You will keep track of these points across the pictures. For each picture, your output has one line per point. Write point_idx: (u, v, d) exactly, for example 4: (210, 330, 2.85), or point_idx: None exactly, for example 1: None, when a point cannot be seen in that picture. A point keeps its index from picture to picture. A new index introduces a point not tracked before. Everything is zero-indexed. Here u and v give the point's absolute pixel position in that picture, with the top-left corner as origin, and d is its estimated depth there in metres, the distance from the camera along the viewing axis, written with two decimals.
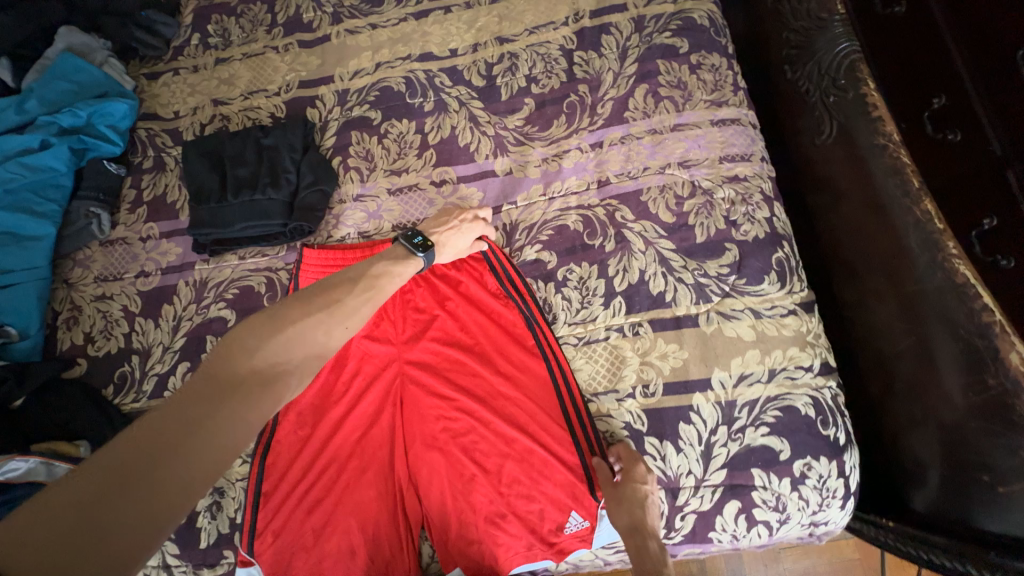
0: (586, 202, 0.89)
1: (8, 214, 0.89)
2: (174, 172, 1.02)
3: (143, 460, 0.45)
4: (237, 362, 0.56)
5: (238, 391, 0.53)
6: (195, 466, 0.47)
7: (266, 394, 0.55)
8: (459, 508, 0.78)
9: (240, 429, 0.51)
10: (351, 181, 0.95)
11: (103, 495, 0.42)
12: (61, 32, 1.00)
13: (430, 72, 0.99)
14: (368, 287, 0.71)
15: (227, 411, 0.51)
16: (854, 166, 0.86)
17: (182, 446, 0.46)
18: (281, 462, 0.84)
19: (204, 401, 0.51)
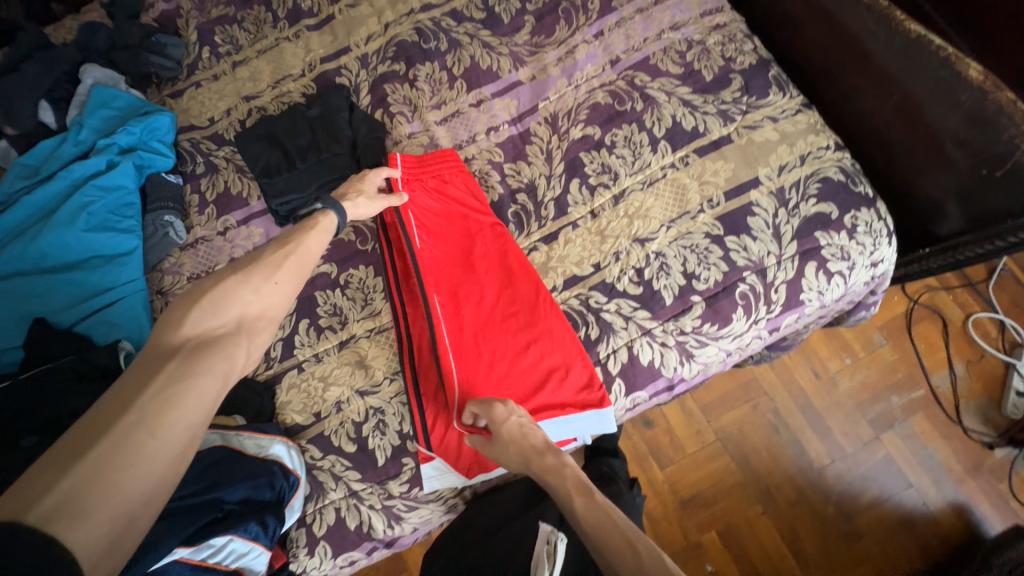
0: (607, 80, 1.04)
1: (99, 234, 0.96)
2: (228, 169, 1.07)
3: (103, 421, 0.48)
4: (170, 332, 0.58)
5: (181, 353, 0.56)
6: (158, 418, 0.49)
7: (212, 351, 0.58)
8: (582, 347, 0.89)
9: (194, 379, 0.54)
10: (400, 124, 1.06)
11: (71, 456, 0.45)
12: (84, 70, 1.07)
13: (436, 19, 1.12)
14: (280, 245, 0.73)
15: (170, 368, 0.53)
16: None
17: (132, 407, 0.49)
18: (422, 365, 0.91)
19: (149, 367, 0.54)
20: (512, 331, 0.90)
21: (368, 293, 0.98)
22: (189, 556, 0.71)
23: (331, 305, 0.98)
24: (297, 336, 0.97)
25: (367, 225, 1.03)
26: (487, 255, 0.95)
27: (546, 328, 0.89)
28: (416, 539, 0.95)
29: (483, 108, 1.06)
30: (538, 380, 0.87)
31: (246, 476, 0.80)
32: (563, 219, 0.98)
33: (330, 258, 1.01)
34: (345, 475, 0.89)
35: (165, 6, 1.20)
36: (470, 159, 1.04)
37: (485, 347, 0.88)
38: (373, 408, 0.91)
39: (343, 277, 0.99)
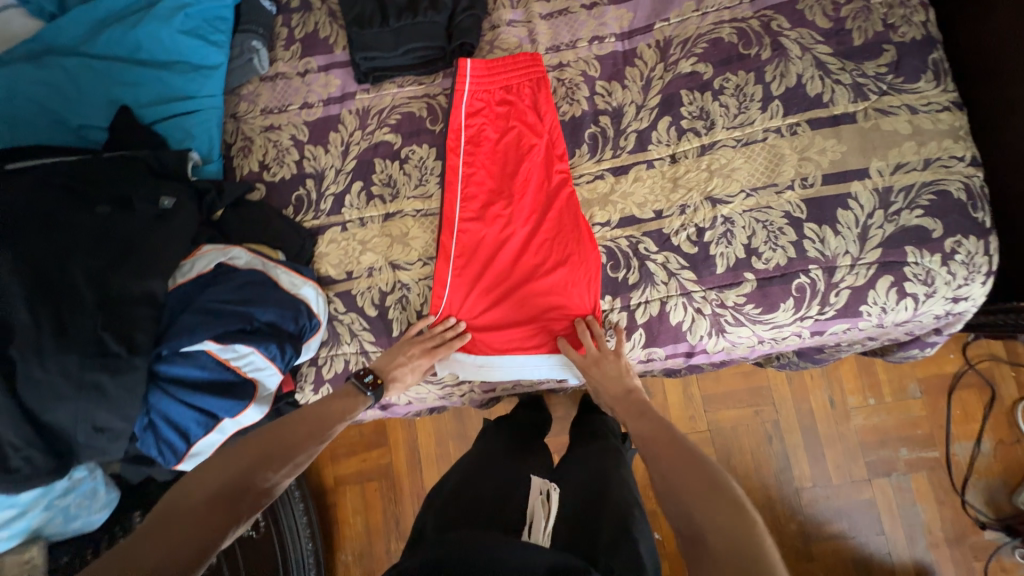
0: (740, 16, 0.92)
1: (191, 40, 0.97)
2: (322, 11, 1.04)
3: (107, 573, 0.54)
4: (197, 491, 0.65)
5: (249, 458, 0.69)
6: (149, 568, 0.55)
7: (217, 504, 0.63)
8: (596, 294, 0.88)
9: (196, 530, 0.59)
10: (503, 7, 0.98)
11: None
12: None
13: None
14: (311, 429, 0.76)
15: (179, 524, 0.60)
16: None
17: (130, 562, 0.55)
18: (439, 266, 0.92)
19: (165, 523, 0.60)
20: (538, 253, 0.90)
21: (425, 174, 0.97)
22: (215, 351, 0.77)
23: (387, 175, 0.98)
24: (348, 195, 0.99)
25: (440, 105, 0.98)
26: (531, 175, 0.93)
27: (565, 264, 0.89)
28: (408, 410, 1.02)
29: (595, 13, 0.96)
30: (551, 305, 0.89)
31: (277, 303, 0.83)
32: (640, 155, 0.92)
33: (397, 129, 0.99)
34: (360, 334, 0.94)
35: None
36: (564, 66, 0.96)
37: (509, 263, 0.91)
38: (401, 283, 0.94)
39: (405, 151, 0.98)
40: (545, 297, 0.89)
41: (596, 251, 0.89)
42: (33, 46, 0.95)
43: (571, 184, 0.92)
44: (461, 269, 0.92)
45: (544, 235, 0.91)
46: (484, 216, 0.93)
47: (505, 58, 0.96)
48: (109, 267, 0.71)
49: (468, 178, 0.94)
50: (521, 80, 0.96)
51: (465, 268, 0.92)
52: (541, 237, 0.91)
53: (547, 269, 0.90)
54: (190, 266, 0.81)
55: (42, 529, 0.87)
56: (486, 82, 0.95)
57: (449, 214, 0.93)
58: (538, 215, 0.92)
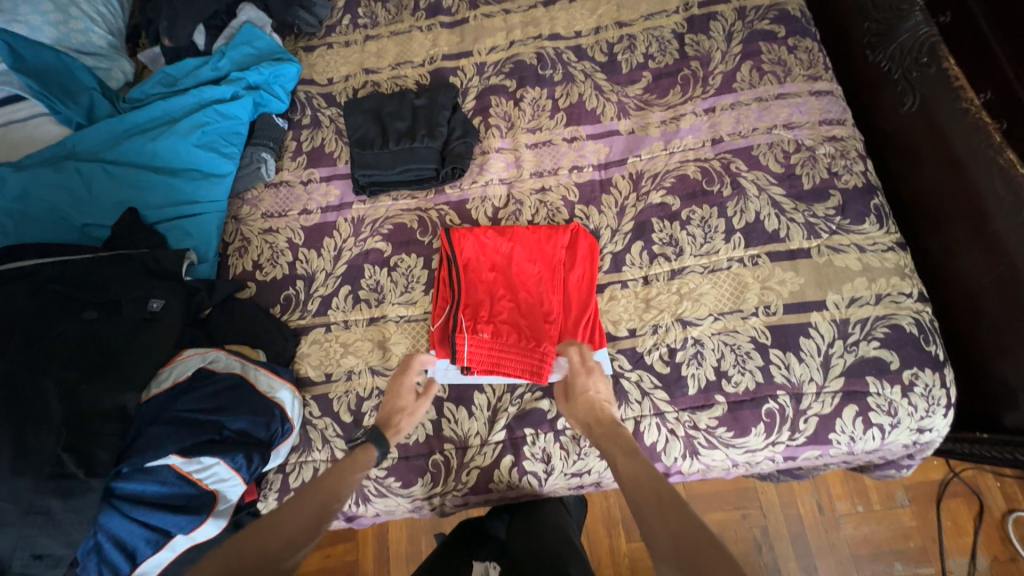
0: (703, 157, 1.03)
1: (205, 153, 1.05)
2: (329, 128, 1.15)
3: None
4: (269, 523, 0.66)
5: (253, 554, 0.61)
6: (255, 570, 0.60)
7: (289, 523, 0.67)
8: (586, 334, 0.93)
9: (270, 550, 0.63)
10: (492, 136, 1.10)
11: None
12: (241, 7, 1.18)
13: (559, 49, 1.16)
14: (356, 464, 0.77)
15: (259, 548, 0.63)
16: (927, 129, 0.97)
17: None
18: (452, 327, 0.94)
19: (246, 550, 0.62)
20: (544, 272, 0.97)
21: (411, 281, 1.01)
22: (179, 465, 0.75)
23: (376, 283, 1.02)
24: (335, 297, 1.02)
25: (432, 218, 1.06)
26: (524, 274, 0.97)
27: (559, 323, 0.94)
28: (374, 523, 0.97)
29: (575, 146, 1.08)
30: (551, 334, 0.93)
31: (250, 410, 0.82)
32: (615, 276, 0.97)
33: (388, 237, 1.05)
34: (332, 441, 0.93)
35: None
36: (547, 190, 1.05)
37: (526, 307, 0.96)
38: (378, 390, 0.95)
39: (393, 259, 1.03)
40: (580, 326, 0.93)
41: (588, 236, 0.98)
42: (55, 152, 1.02)
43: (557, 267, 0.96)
44: (498, 360, 0.92)
45: (544, 242, 0.97)
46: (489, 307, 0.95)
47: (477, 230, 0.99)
48: (83, 378, 0.72)
49: (472, 267, 0.97)
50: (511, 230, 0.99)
51: (502, 364, 0.92)
52: (538, 266, 0.97)
53: (565, 287, 0.96)
54: (169, 374, 0.80)
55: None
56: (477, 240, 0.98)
57: (442, 295, 0.98)
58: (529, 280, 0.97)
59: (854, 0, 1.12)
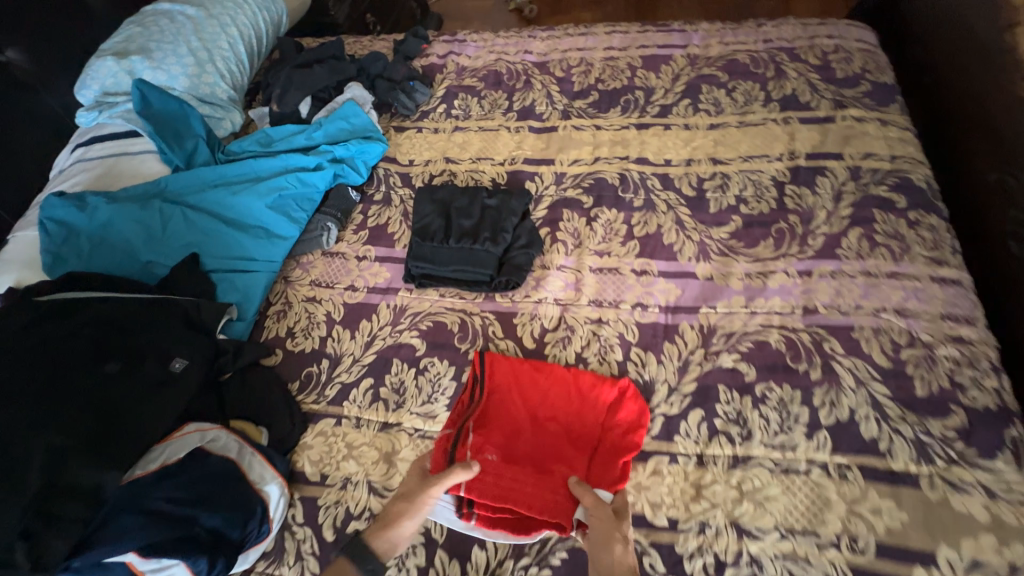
0: (790, 325, 0.90)
1: (275, 214, 1.08)
2: (397, 208, 1.15)
3: None
4: None
5: None
6: None
7: None
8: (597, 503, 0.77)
9: None
10: (556, 251, 1.04)
11: None
12: (349, 86, 1.26)
13: (644, 174, 1.11)
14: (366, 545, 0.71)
15: None
16: None
17: None
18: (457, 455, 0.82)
19: None
20: (576, 422, 0.85)
21: (436, 390, 0.93)
22: (134, 563, 0.67)
23: (400, 382, 0.95)
24: (355, 388, 0.95)
25: (474, 324, 0.99)
26: (553, 417, 0.86)
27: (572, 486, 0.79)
28: None
29: (643, 280, 0.99)
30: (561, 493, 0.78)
31: (230, 505, 0.74)
32: (664, 444, 0.83)
33: (425, 335, 0.99)
34: (305, 559, 0.81)
35: (436, 61, 1.41)
36: (603, 322, 0.96)
37: (546, 457, 0.82)
38: (370, 510, 0.84)
39: (425, 360, 0.96)
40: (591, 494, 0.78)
41: (637, 401, 0.85)
42: (149, 188, 1.09)
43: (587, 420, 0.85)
44: (503, 492, 0.77)
45: (585, 389, 0.87)
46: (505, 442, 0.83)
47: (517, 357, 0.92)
48: (73, 449, 0.68)
49: (501, 392, 0.88)
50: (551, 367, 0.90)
51: (506, 499, 0.77)
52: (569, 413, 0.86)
53: (594, 448, 0.83)
54: (158, 453, 0.75)
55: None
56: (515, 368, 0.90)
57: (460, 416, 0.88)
58: (555, 424, 0.85)
59: (996, 181, 0.98)
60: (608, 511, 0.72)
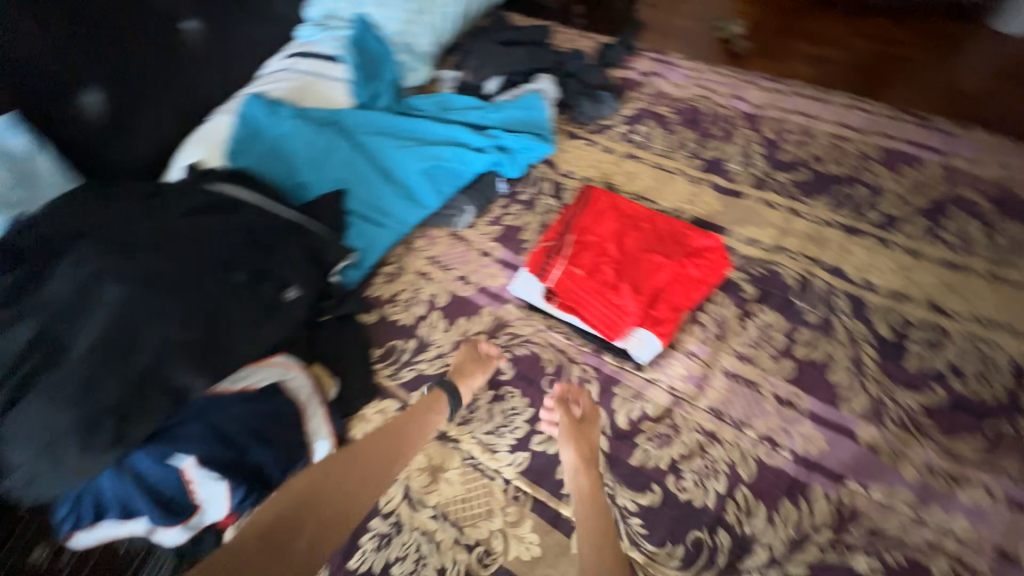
0: (968, 562, 0.68)
1: (425, 182, 1.06)
2: (538, 218, 1.09)
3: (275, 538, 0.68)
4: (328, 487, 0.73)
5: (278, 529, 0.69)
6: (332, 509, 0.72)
7: (356, 466, 0.76)
8: (645, 316, 0.87)
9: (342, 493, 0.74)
10: (691, 334, 0.90)
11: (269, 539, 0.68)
12: (540, 77, 1.20)
13: (833, 287, 0.91)
14: (393, 451, 0.78)
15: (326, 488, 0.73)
16: None
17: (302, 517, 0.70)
18: (558, 255, 0.94)
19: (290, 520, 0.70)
20: (646, 265, 0.93)
21: (506, 425, 0.85)
22: (187, 470, 0.69)
23: (472, 399, 0.88)
24: (429, 382, 0.91)
25: (571, 373, 0.89)
26: (627, 254, 0.94)
27: (644, 292, 0.89)
28: None
29: (786, 412, 0.81)
30: (640, 293, 0.89)
31: (281, 448, 0.75)
32: None
33: (515, 360, 0.91)
34: None
35: (634, 76, 1.29)
36: (716, 439, 0.80)
37: (632, 254, 0.94)
38: (397, 517, 0.80)
39: (506, 388, 0.89)
40: (644, 319, 0.87)
41: (715, 263, 0.94)
42: (327, 114, 1.13)
43: (625, 318, 0.87)
44: (590, 268, 0.92)
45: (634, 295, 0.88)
46: (610, 238, 0.96)
47: (598, 202, 1.03)
48: (183, 345, 0.69)
49: (600, 221, 0.99)
50: (597, 270, 0.91)
51: (601, 250, 0.94)
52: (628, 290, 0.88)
53: (662, 291, 0.90)
54: (246, 374, 0.77)
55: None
56: (593, 222, 0.99)
57: (561, 228, 1.00)
58: (630, 264, 0.93)
59: None
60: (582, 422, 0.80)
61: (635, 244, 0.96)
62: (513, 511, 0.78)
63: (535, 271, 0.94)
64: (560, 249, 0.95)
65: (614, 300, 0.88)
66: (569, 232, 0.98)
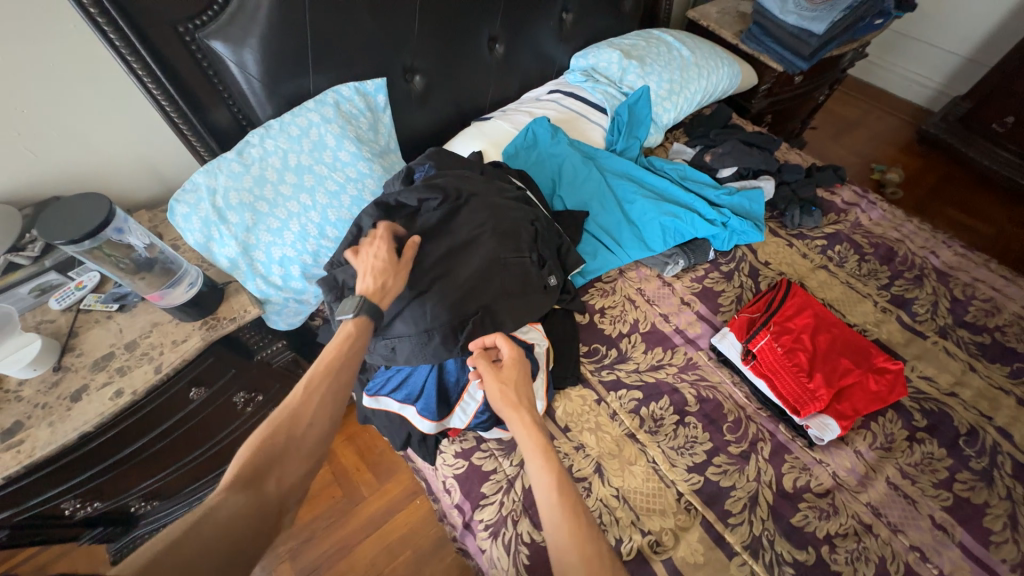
0: None
1: (656, 228, 1.26)
2: (735, 290, 1.27)
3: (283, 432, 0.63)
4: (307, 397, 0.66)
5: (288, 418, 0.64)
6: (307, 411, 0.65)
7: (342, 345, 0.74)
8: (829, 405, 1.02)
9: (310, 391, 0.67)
10: (861, 436, 1.03)
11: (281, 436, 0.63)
12: (764, 179, 1.42)
13: (1001, 446, 1.02)
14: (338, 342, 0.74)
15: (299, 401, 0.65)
16: None
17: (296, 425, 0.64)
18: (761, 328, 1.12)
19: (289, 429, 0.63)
20: (836, 365, 1.08)
21: (687, 448, 1.01)
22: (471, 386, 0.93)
23: (660, 415, 1.05)
24: (628, 388, 1.08)
25: (749, 429, 1.04)
26: (820, 350, 1.10)
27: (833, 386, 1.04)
28: (472, 553, 0.98)
29: (941, 536, 0.92)
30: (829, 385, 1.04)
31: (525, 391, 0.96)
32: None
33: (700, 398, 1.08)
34: (524, 471, 0.97)
35: (839, 202, 1.48)
36: (871, 533, 0.92)
37: (824, 352, 1.10)
38: (585, 484, 0.96)
39: (690, 417, 1.05)
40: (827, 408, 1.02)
41: (898, 386, 1.06)
42: (590, 151, 1.40)
43: (813, 400, 1.01)
44: (788, 349, 1.09)
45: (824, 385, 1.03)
46: (807, 330, 1.13)
47: (799, 297, 1.20)
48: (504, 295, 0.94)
49: (801, 314, 1.16)
50: (794, 353, 1.08)
51: (798, 338, 1.11)
52: (820, 380, 1.04)
53: (846, 392, 1.05)
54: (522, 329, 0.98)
55: (269, 280, 1.15)
56: (794, 312, 1.17)
57: (762, 309, 1.19)
58: (822, 358, 1.09)
59: None
60: (507, 384, 0.79)
61: (828, 344, 1.12)
62: (684, 518, 0.93)
63: (738, 335, 1.13)
64: (765, 324, 1.13)
65: (805, 384, 1.04)
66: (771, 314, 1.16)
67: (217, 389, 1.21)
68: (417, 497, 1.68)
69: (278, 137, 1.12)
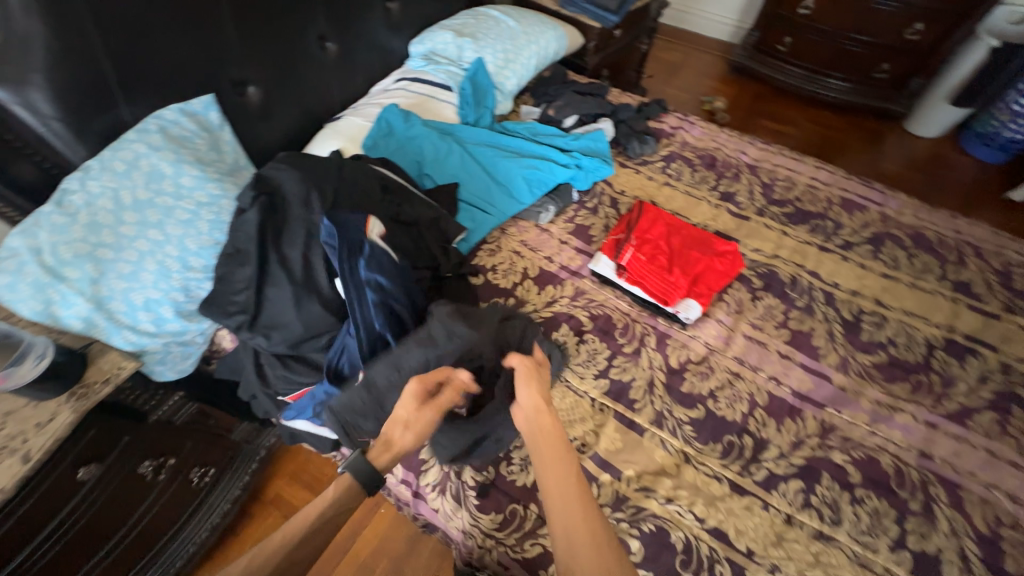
0: (905, 459, 1.02)
1: (521, 183, 1.38)
2: (602, 220, 1.44)
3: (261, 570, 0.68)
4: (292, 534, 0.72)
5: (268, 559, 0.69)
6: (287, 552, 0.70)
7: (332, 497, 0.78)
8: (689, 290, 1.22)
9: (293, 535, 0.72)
10: (719, 308, 1.25)
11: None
12: (602, 120, 1.60)
13: (813, 284, 1.30)
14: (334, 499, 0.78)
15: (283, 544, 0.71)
16: None
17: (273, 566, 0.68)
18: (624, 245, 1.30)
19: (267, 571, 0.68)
20: (688, 258, 1.29)
21: (590, 360, 1.14)
22: None
23: (563, 341, 1.17)
24: None
25: (636, 329, 1.21)
26: (674, 249, 1.31)
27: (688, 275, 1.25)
28: (427, 515, 1.03)
29: (786, 363, 1.16)
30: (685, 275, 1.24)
31: None
32: (762, 491, 0.97)
33: (592, 317, 1.22)
34: None
35: (667, 128, 1.72)
36: (740, 378, 1.13)
37: (677, 250, 1.31)
38: None
39: (587, 335, 1.19)
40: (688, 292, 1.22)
41: (734, 261, 1.30)
42: (445, 127, 1.47)
43: (675, 291, 1.21)
44: (649, 255, 1.27)
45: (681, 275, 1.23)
46: (661, 237, 1.33)
47: (650, 212, 1.40)
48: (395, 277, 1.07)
49: (654, 225, 1.36)
50: (653, 257, 1.27)
51: (655, 244, 1.31)
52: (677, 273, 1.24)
53: (699, 276, 1.26)
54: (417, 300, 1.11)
55: (139, 329, 1.06)
56: (648, 225, 1.36)
57: (623, 229, 1.37)
58: (677, 255, 1.29)
59: None
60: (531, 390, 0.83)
61: (679, 243, 1.33)
62: (599, 417, 1.06)
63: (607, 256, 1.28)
64: (628, 241, 1.31)
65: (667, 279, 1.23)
66: (630, 232, 1.35)
67: (115, 459, 1.09)
68: (381, 504, 1.66)
69: (101, 176, 1.01)
